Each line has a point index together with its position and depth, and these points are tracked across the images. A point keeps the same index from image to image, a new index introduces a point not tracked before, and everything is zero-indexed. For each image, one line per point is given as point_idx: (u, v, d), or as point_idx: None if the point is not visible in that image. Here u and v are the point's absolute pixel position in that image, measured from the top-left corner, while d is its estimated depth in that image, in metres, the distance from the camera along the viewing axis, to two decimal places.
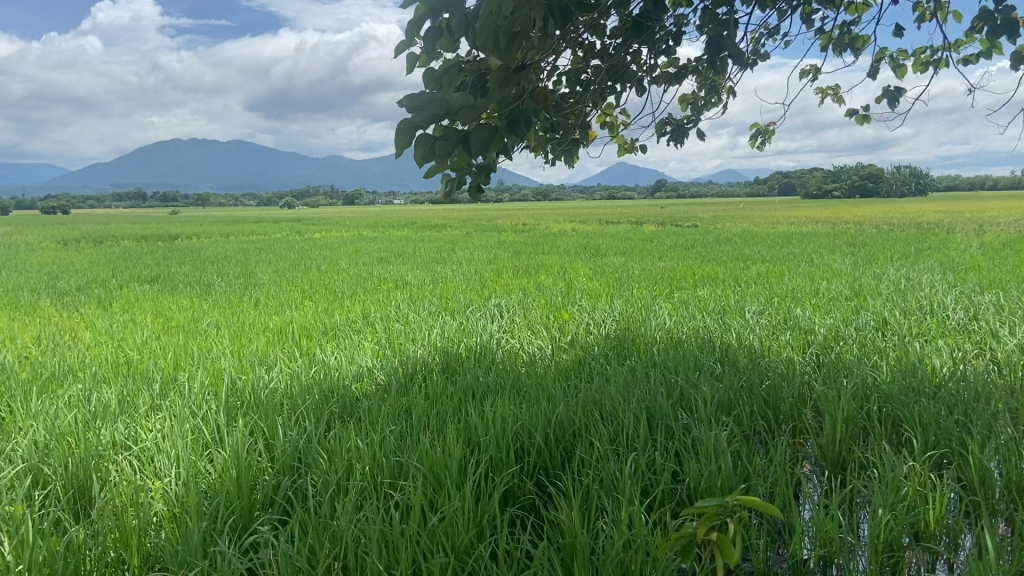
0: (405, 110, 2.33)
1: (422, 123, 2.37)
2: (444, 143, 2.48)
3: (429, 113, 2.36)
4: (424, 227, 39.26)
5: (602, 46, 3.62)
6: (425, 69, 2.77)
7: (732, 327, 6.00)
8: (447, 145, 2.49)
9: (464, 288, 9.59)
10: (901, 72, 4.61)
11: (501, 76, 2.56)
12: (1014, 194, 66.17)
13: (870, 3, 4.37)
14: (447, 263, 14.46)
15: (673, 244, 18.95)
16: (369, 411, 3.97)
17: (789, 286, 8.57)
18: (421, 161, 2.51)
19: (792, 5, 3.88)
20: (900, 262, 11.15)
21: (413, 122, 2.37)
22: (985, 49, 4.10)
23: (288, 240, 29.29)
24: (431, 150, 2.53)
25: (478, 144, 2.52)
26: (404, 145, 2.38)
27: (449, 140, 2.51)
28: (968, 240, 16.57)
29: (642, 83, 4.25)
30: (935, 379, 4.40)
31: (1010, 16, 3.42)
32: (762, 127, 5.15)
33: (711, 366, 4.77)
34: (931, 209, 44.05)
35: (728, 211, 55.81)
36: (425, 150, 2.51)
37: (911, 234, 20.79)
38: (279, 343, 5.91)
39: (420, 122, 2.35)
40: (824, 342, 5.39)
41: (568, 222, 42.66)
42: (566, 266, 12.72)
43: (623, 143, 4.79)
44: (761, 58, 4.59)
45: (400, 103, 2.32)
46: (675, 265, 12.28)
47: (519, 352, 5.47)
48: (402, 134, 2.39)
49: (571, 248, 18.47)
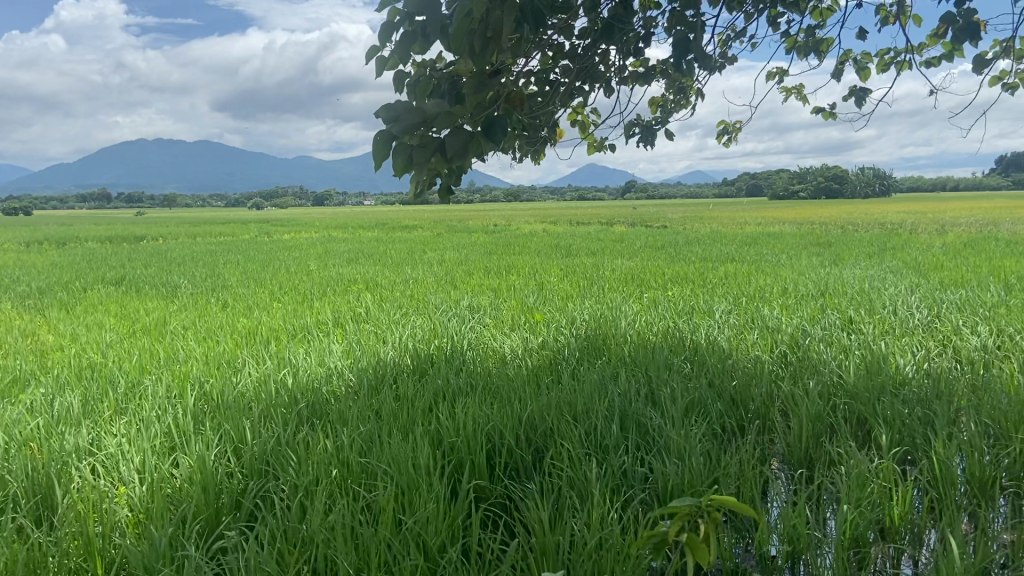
0: (382, 122, 2.37)
1: (400, 132, 2.40)
2: (422, 152, 2.47)
3: (405, 123, 2.38)
4: (394, 228, 39.07)
5: (571, 47, 3.64)
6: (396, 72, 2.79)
7: (701, 327, 6.05)
8: (424, 153, 2.47)
9: (435, 289, 9.56)
10: (865, 74, 4.69)
11: (476, 81, 2.64)
12: (973, 196, 67.59)
13: (834, 7, 4.43)
14: (417, 264, 14.40)
15: (642, 245, 19.08)
16: (339, 412, 3.95)
17: (757, 286, 8.65)
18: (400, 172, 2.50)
19: (758, 8, 3.93)
20: (865, 262, 11.33)
21: (390, 133, 2.40)
22: (946, 52, 4.19)
23: (255, 241, 28.95)
24: (410, 161, 2.50)
25: (456, 149, 2.46)
26: (382, 155, 2.40)
27: (426, 148, 2.48)
28: (930, 241, 16.88)
29: (611, 83, 4.27)
30: (899, 377, 4.47)
31: (971, 21, 3.50)
32: (729, 126, 5.20)
33: (680, 366, 4.81)
34: (894, 210, 44.83)
35: (696, 211, 56.32)
36: (404, 161, 2.48)
37: (876, 234, 21.13)
38: (247, 345, 5.86)
39: (398, 133, 2.38)
40: (791, 341, 5.46)
41: (538, 223, 42.75)
42: (537, 267, 12.73)
43: (592, 143, 4.81)
44: (729, 60, 4.64)
45: (376, 113, 2.35)
46: (645, 265, 12.35)
47: (489, 353, 5.46)
48: (380, 145, 2.41)
49: (541, 249, 18.48)
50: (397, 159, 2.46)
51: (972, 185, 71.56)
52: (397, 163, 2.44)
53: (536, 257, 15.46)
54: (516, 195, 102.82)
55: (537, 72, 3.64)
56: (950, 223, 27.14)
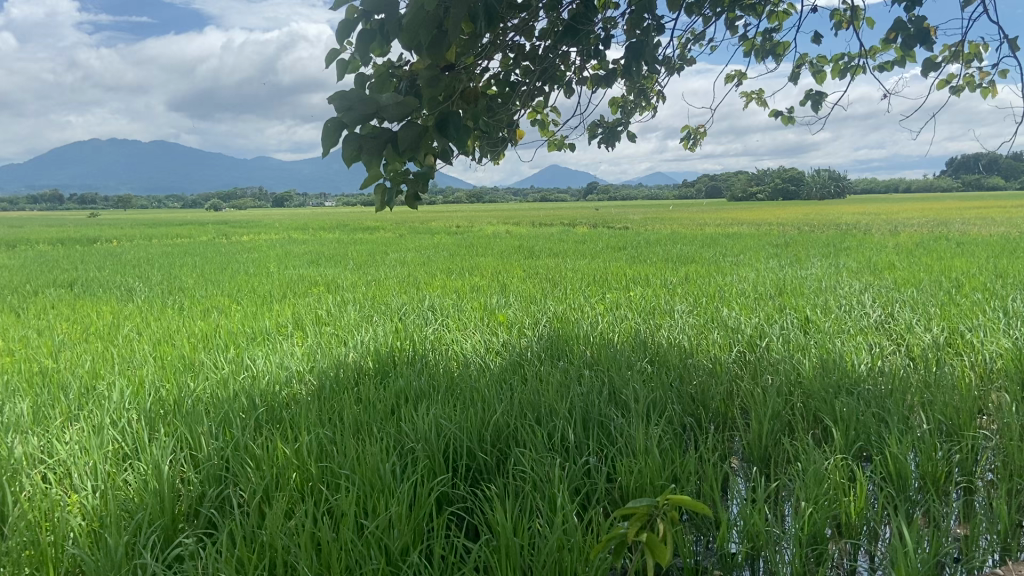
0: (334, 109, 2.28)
1: (351, 122, 2.33)
2: (374, 142, 2.45)
3: (358, 113, 2.31)
4: (355, 229, 38.75)
5: (532, 48, 3.64)
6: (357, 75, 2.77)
7: (662, 327, 6.10)
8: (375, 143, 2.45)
9: (397, 291, 9.49)
10: (820, 78, 4.77)
11: (431, 75, 2.60)
12: (925, 197, 69.25)
13: (790, 11, 4.50)
14: (379, 266, 14.29)
15: (603, 245, 19.16)
16: (298, 415, 3.90)
17: (717, 287, 8.74)
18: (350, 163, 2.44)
19: (717, 12, 3.97)
20: (822, 262, 11.52)
21: (341, 121, 2.32)
22: (899, 57, 4.28)
23: (213, 243, 28.47)
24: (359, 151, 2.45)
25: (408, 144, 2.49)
26: (332, 142, 2.34)
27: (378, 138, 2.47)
28: (883, 241, 17.25)
29: (572, 85, 4.29)
30: (854, 375, 4.56)
31: (922, 26, 3.58)
32: (693, 130, 5.25)
33: (641, 366, 4.84)
34: (849, 211, 45.74)
35: (657, 212, 56.82)
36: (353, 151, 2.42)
37: (832, 235, 21.52)
38: (204, 348, 5.75)
39: (349, 122, 2.31)
40: (750, 341, 5.53)
41: (500, 224, 42.77)
42: (499, 268, 12.71)
43: (553, 143, 4.82)
44: (688, 63, 4.68)
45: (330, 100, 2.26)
46: (607, 266, 12.40)
47: (452, 354, 5.44)
48: (330, 132, 2.34)
49: (503, 250, 18.46)
50: (348, 150, 2.39)
51: (923, 187, 73.34)
52: (347, 152, 2.39)
53: (498, 259, 15.47)
54: (478, 196, 102.76)
55: (498, 73, 3.64)
56: (902, 223, 27.77)
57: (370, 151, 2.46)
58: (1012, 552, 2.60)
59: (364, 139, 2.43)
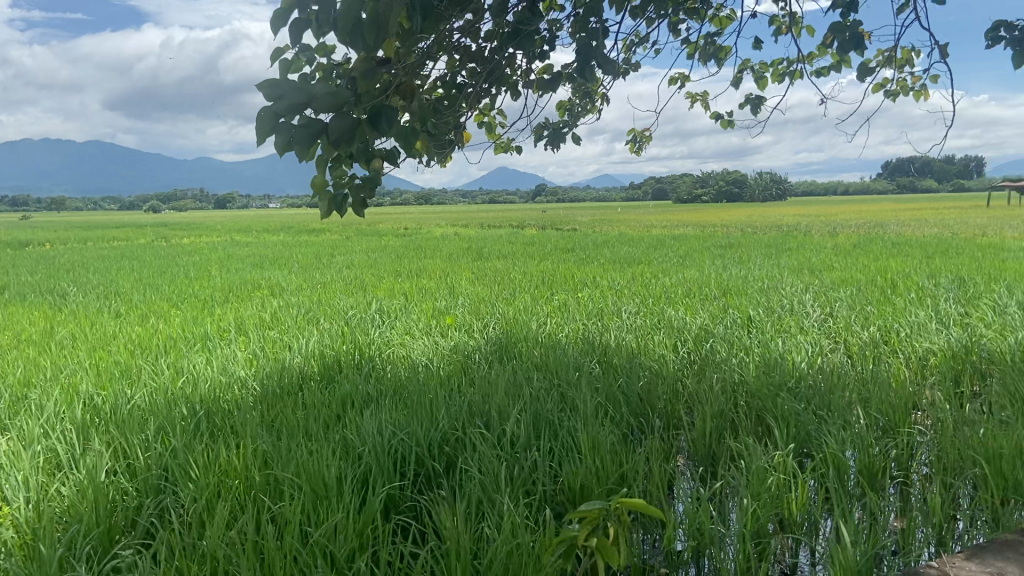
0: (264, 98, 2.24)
1: (283, 110, 2.29)
2: (305, 132, 2.40)
3: (289, 102, 2.26)
4: (301, 231, 38.20)
5: (478, 49, 3.63)
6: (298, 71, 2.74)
7: (610, 328, 6.15)
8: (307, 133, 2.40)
9: (343, 294, 9.38)
10: (761, 82, 4.86)
11: (365, 70, 2.62)
12: (863, 200, 71.28)
13: (731, 16, 4.58)
14: (325, 269, 14.10)
15: (551, 247, 19.25)
16: (242, 421, 3.81)
17: (663, 288, 8.84)
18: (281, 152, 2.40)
19: (660, 16, 4.02)
20: (764, 263, 11.75)
21: (273, 110, 2.28)
22: (835, 62, 4.39)
23: (152, 246, 27.72)
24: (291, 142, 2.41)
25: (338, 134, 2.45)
26: (264, 131, 2.30)
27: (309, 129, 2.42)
28: (823, 242, 17.69)
29: (518, 86, 4.29)
30: (795, 373, 4.65)
31: (857, 32, 3.67)
32: (638, 133, 5.30)
33: (588, 367, 4.86)
34: (790, 214, 46.81)
35: (604, 214, 57.39)
36: (284, 141, 2.39)
37: (774, 236, 21.96)
38: (142, 355, 5.59)
39: (280, 111, 2.26)
40: (696, 341, 5.61)
41: (448, 226, 42.67)
42: (447, 271, 12.66)
43: (499, 144, 4.82)
44: (632, 65, 4.72)
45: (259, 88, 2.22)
46: (555, 268, 12.45)
47: (399, 357, 5.40)
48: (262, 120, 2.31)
49: (450, 252, 18.37)
50: (278, 138, 2.37)
51: (860, 189, 75.53)
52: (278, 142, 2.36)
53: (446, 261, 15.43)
54: (427, 198, 102.35)
55: (444, 74, 3.62)
56: (840, 224, 28.54)
57: (301, 140, 2.40)
58: (947, 544, 2.68)
59: (295, 129, 2.38)
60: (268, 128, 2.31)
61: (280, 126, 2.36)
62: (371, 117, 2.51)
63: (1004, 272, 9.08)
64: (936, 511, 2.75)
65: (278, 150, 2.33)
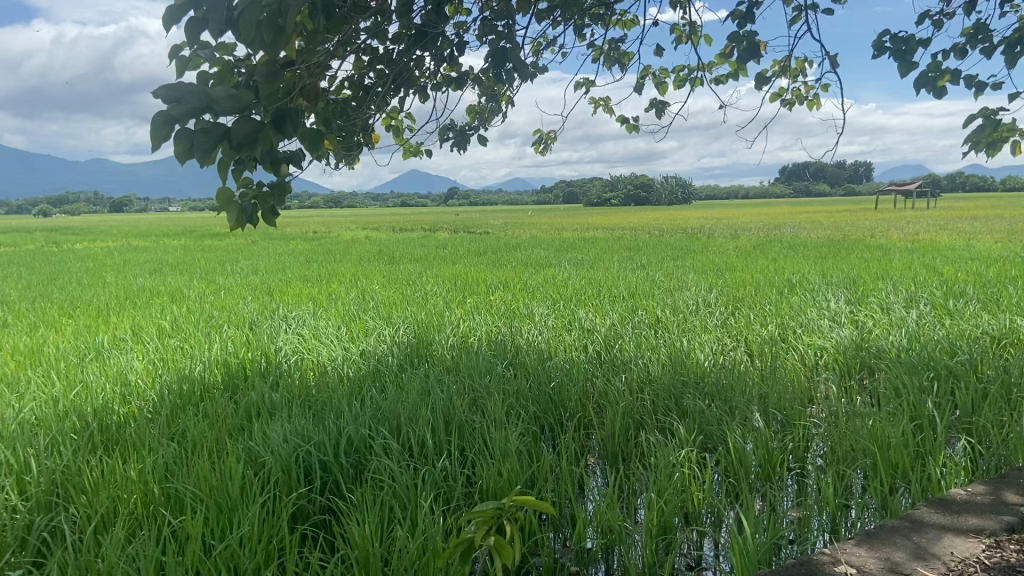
0: (161, 102, 2.07)
1: (181, 115, 2.13)
2: (205, 138, 2.25)
3: (187, 105, 2.11)
4: (204, 236, 36.95)
5: (386, 51, 3.59)
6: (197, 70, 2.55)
7: (521, 330, 6.19)
8: (208, 139, 2.25)
9: (248, 300, 9.12)
10: (663, 88, 4.99)
11: (268, 71, 2.52)
12: (763, 203, 74.14)
13: (634, 23, 4.69)
14: (230, 274, 13.67)
15: (463, 251, 19.25)
16: (137, 432, 3.64)
17: (573, 290, 8.97)
18: (181, 159, 2.24)
19: (566, 21, 4.07)
20: (670, 265, 12.07)
21: (171, 116, 2.12)
22: (733, 70, 4.55)
23: (42, 252, 26.28)
24: (190, 147, 2.26)
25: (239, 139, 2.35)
26: (161, 139, 2.12)
27: (210, 134, 2.27)
28: (726, 243, 18.31)
29: (426, 89, 4.27)
30: (699, 371, 4.80)
31: (753, 41, 3.82)
32: (544, 134, 5.34)
33: (499, 369, 4.88)
34: (695, 217, 48.23)
35: (516, 216, 57.81)
36: (184, 147, 2.23)
37: (680, 239, 22.58)
38: (30, 367, 5.29)
39: (179, 116, 2.10)
40: (605, 342, 5.70)
41: (359, 229, 42.12)
42: (358, 275, 12.48)
43: (408, 146, 4.78)
44: (539, 69, 4.76)
45: (154, 93, 2.05)
46: (466, 271, 12.45)
47: (307, 364, 5.29)
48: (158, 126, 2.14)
49: (361, 256, 18.12)
50: (178, 145, 2.21)
51: (761, 193, 78.56)
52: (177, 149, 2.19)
53: (357, 265, 15.23)
54: (337, 201, 100.71)
55: (351, 76, 3.57)
56: (742, 227, 29.63)
57: (202, 145, 2.26)
58: (839, 531, 2.81)
59: (195, 135, 2.24)
60: (165, 135, 2.14)
61: (178, 131, 2.19)
62: (274, 120, 2.48)
63: (890, 271, 9.62)
64: (831, 499, 2.88)
65: (177, 157, 2.17)
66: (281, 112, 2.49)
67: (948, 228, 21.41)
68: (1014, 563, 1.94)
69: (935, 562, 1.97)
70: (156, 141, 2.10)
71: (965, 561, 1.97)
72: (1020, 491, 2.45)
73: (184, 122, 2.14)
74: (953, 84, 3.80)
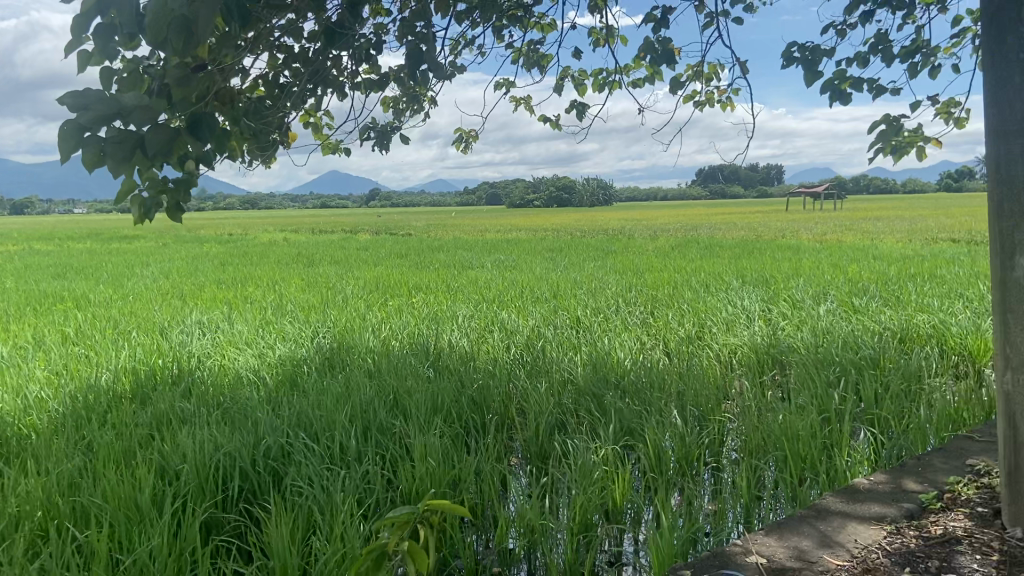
0: (67, 109, 1.99)
1: (90, 124, 2.05)
2: (117, 146, 2.17)
3: (96, 113, 2.03)
4: (113, 238, 35.52)
5: (302, 49, 3.52)
6: (102, 69, 2.45)
7: (443, 332, 6.17)
8: (120, 148, 2.18)
9: (160, 304, 8.81)
10: (582, 90, 5.05)
11: (181, 75, 2.43)
12: (681, 205, 75.96)
13: (553, 25, 4.73)
14: (141, 278, 13.18)
15: (385, 253, 19.04)
16: (39, 444, 3.47)
17: (496, 291, 8.99)
18: (90, 167, 2.16)
19: (486, 22, 4.08)
20: (592, 265, 12.24)
21: (79, 124, 2.04)
22: (649, 74, 4.64)
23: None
24: (100, 154, 2.18)
25: (157, 149, 2.22)
26: (70, 149, 2.04)
27: (123, 143, 2.19)
28: (646, 244, 18.67)
29: (345, 88, 4.21)
30: (619, 370, 4.88)
31: (667, 46, 3.90)
32: (464, 133, 5.33)
33: (422, 371, 4.85)
34: (615, 218, 49.03)
35: (439, 218, 57.55)
36: (94, 155, 2.16)
37: (601, 240, 22.93)
38: None
39: (87, 124, 2.03)
40: (526, 342, 5.73)
41: (278, 231, 41.23)
42: (277, 278, 12.21)
43: (327, 145, 4.70)
44: (459, 69, 4.75)
45: (59, 100, 1.97)
46: (389, 273, 12.33)
47: (222, 370, 5.14)
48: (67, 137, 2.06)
49: (280, 258, 17.74)
50: (86, 152, 2.14)
51: (679, 194, 80.45)
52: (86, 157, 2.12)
53: (275, 268, 14.89)
54: (254, 202, 98.29)
55: (265, 74, 3.48)
56: (661, 228, 30.27)
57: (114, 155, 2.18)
58: (752, 522, 2.90)
59: (105, 142, 2.17)
60: (73, 145, 2.07)
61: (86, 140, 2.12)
62: (190, 125, 2.36)
63: (800, 271, 9.99)
64: (744, 492, 2.97)
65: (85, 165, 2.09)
66: (195, 116, 2.39)
67: (854, 228, 22.38)
68: (913, 549, 2.04)
69: (840, 550, 2.05)
70: (64, 152, 2.02)
71: (867, 548, 2.05)
72: (918, 478, 2.57)
73: (94, 131, 2.07)
74: (856, 90, 3.97)
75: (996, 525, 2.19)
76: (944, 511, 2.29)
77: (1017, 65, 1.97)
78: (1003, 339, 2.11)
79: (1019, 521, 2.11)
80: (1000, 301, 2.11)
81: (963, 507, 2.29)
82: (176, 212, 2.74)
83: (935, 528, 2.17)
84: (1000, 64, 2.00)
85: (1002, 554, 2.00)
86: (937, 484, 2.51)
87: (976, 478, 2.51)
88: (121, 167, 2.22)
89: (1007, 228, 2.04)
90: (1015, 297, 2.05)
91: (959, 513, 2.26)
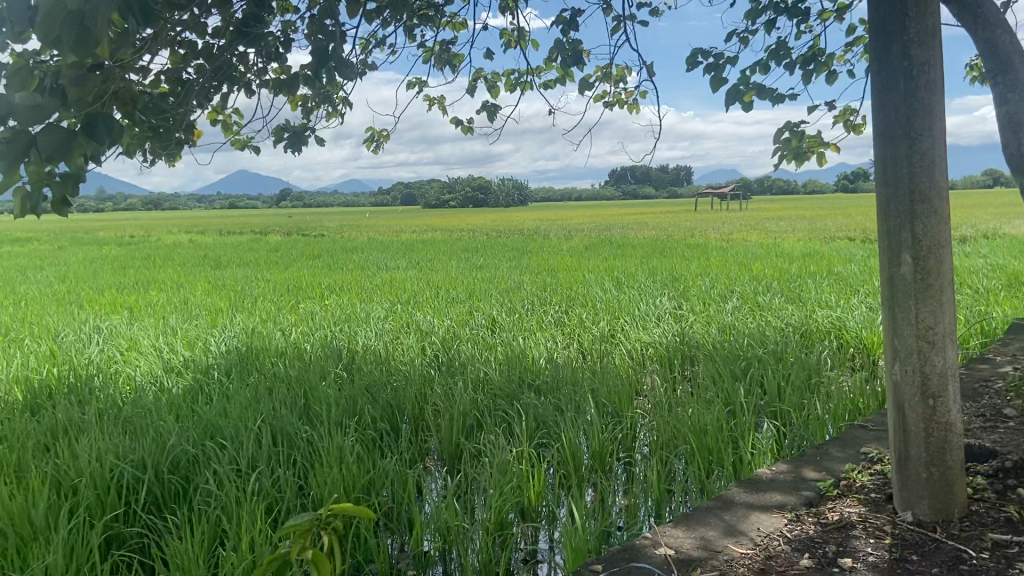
0: None
1: None
2: (8, 147, 2.09)
3: None
4: (3, 241, 33.57)
5: (205, 45, 3.40)
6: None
7: (357, 335, 6.08)
8: (11, 149, 2.09)
9: (55, 310, 8.37)
10: (494, 91, 5.07)
11: (76, 74, 2.33)
12: (595, 205, 77.16)
13: (464, 26, 4.72)
14: (34, 283, 12.49)
15: (296, 254, 18.62)
16: None
17: (411, 292, 8.92)
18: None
19: (396, 22, 4.04)
20: (507, 266, 12.30)
21: None
22: (560, 75, 4.69)
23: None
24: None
25: (48, 149, 2.14)
26: None
27: (14, 143, 2.11)
28: (560, 244, 18.87)
29: (252, 85, 4.09)
30: (534, 369, 4.91)
31: (577, 48, 3.95)
32: (376, 132, 5.26)
33: (335, 375, 4.77)
34: (530, 218, 49.38)
35: (352, 218, 56.73)
36: None
37: (517, 240, 23.08)
38: None
39: None
40: (442, 343, 5.71)
41: (183, 233, 39.80)
42: (182, 281, 11.78)
43: (234, 144, 4.56)
44: (371, 68, 4.69)
45: None
46: (301, 275, 12.07)
47: (122, 378, 4.92)
48: None
49: (186, 261, 17.13)
50: None
51: (593, 195, 81.72)
52: None
53: (179, 270, 14.36)
54: (159, 203, 94.61)
55: (167, 70, 3.35)
56: (575, 228, 30.67)
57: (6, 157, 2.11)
58: (663, 515, 2.97)
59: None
60: None
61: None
62: (84, 126, 2.19)
63: (708, 269, 10.30)
64: (656, 486, 3.04)
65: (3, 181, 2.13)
66: (91, 116, 2.21)
67: (758, 228, 23.21)
68: (812, 535, 2.13)
69: (744, 538, 2.12)
70: None
71: (770, 536, 2.13)
72: (817, 467, 2.69)
73: None
74: (758, 96, 4.12)
75: (887, 509, 2.30)
76: (840, 498, 2.40)
77: (901, 73, 2.08)
78: (892, 332, 2.23)
79: (907, 505, 2.23)
80: (888, 298, 2.22)
81: (858, 494, 2.41)
82: (62, 207, 2.58)
83: (832, 514, 2.27)
84: (886, 72, 2.11)
85: (893, 537, 2.11)
86: (834, 472, 2.63)
87: (869, 465, 2.64)
88: (14, 169, 2.13)
89: (894, 227, 2.15)
90: (902, 293, 2.16)
91: (855, 500, 2.37)
